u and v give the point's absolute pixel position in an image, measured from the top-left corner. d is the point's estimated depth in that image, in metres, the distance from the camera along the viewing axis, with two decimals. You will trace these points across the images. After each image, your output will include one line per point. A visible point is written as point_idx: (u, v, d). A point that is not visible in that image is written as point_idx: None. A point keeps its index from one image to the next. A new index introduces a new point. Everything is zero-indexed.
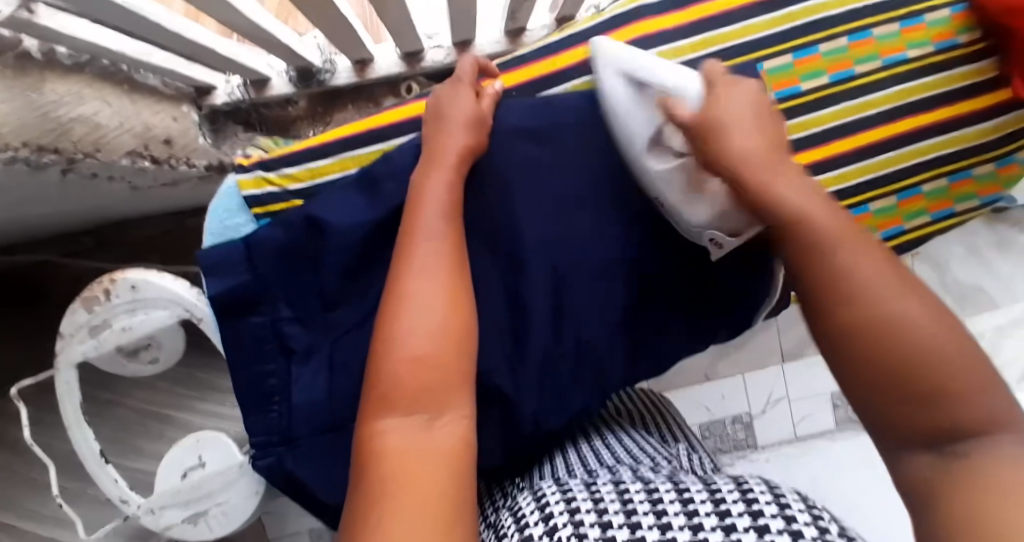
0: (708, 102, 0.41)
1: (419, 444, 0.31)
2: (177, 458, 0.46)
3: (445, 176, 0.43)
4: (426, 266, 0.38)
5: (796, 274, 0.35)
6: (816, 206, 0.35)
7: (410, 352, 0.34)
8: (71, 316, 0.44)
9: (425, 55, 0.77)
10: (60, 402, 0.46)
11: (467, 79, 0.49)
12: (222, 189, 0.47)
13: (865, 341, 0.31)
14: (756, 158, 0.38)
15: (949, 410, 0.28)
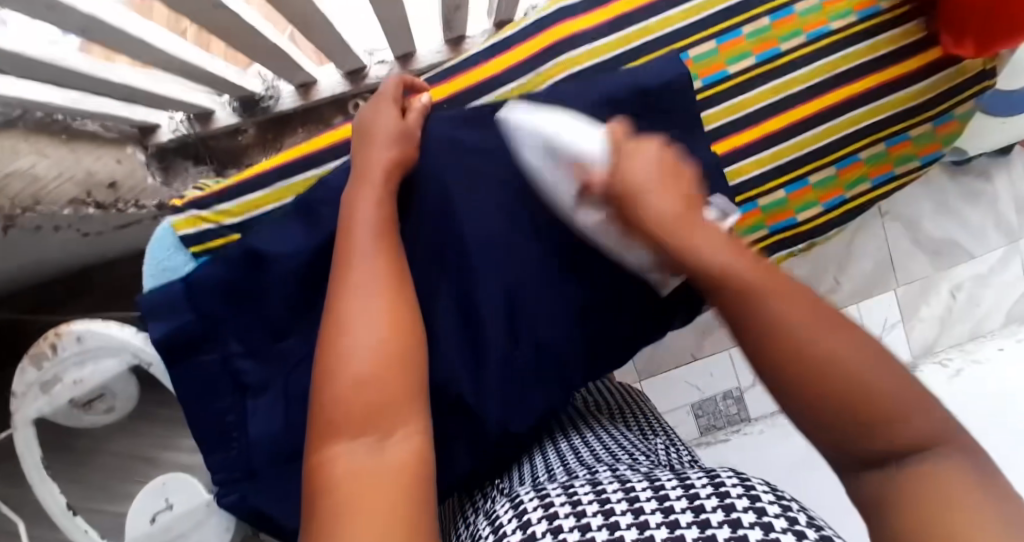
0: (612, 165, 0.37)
1: (375, 463, 0.32)
2: (145, 504, 0.46)
3: (373, 196, 0.43)
4: (366, 287, 0.39)
5: (726, 318, 0.32)
6: (732, 254, 0.32)
7: (354, 374, 0.35)
8: (21, 375, 0.45)
9: (369, 71, 0.77)
10: (21, 460, 0.46)
11: (387, 99, 0.49)
12: (157, 232, 0.46)
13: (805, 385, 0.29)
14: (672, 213, 0.34)
15: (899, 436, 0.27)
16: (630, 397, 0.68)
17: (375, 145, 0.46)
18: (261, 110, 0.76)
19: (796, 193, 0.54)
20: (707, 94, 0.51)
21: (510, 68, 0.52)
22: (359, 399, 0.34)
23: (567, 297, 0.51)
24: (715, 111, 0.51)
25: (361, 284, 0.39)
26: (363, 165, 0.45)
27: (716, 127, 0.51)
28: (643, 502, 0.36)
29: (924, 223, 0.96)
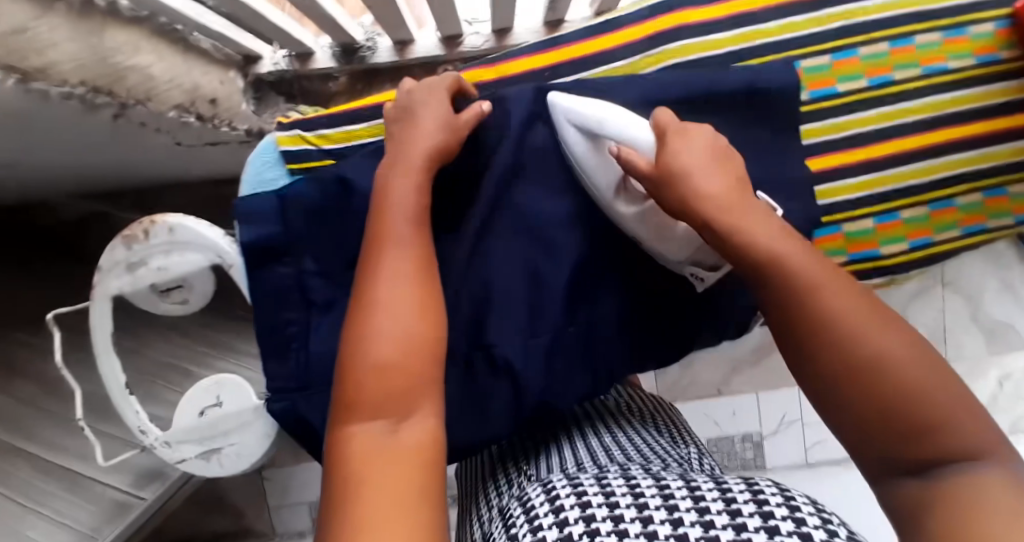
0: (666, 152, 0.39)
1: (385, 449, 0.32)
2: (197, 396, 0.48)
3: (413, 180, 0.41)
4: (399, 274, 0.37)
5: (772, 310, 0.34)
6: (786, 246, 0.34)
7: (377, 360, 0.34)
8: (110, 252, 0.46)
9: (464, 40, 0.78)
10: (92, 331, 0.48)
11: (437, 83, 0.47)
12: (262, 144, 0.48)
13: (852, 379, 0.30)
14: (725, 197, 0.37)
15: (932, 441, 0.28)
16: (661, 406, 0.67)
17: (422, 124, 0.44)
18: (357, 59, 0.79)
19: (886, 225, 0.52)
20: (813, 108, 0.50)
21: (617, 47, 0.52)
22: (377, 387, 0.34)
23: (625, 288, 0.50)
24: (818, 126, 0.50)
25: (391, 268, 0.37)
26: (405, 145, 0.43)
27: (815, 141, 0.50)
28: (679, 507, 0.36)
29: (988, 298, 0.93)
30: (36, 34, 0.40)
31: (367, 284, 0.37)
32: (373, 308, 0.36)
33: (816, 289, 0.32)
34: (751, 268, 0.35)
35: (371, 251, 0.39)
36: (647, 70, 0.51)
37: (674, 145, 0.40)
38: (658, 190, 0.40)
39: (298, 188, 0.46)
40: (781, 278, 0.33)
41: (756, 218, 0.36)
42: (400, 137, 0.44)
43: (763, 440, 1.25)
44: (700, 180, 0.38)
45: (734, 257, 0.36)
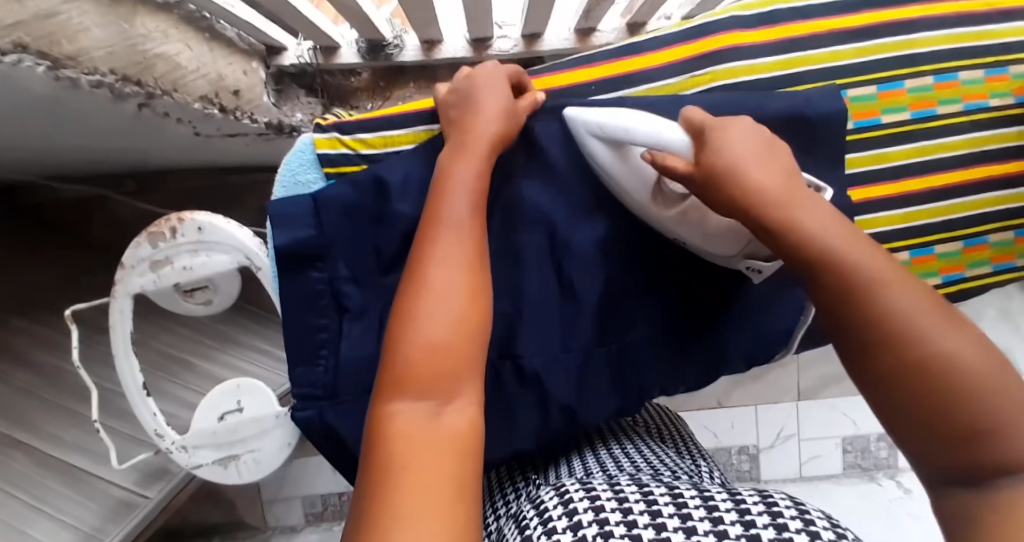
0: (714, 137, 0.37)
1: (434, 435, 0.29)
2: (216, 400, 0.47)
3: (475, 166, 0.39)
4: (450, 256, 0.34)
5: (828, 307, 0.33)
6: (843, 240, 0.32)
7: (426, 339, 0.31)
8: (135, 249, 0.45)
9: (493, 43, 0.78)
10: (111, 329, 0.47)
11: (490, 75, 0.45)
12: (296, 145, 0.47)
13: (914, 382, 0.29)
14: (774, 186, 0.35)
15: (991, 445, 0.27)
16: (668, 415, 0.66)
17: (482, 114, 0.42)
18: (383, 56, 0.77)
19: (920, 259, 0.52)
20: (856, 138, 0.49)
21: (665, 65, 0.50)
22: (427, 370, 0.31)
23: (650, 303, 0.50)
24: (859, 156, 0.50)
25: (446, 248, 0.35)
26: (471, 134, 0.41)
27: (858, 173, 0.50)
28: (693, 516, 0.36)
29: (991, 327, 0.94)
30: (68, 18, 0.39)
31: (421, 264, 0.34)
32: (430, 287, 0.33)
33: (877, 285, 0.31)
34: (804, 263, 0.33)
35: (423, 233, 0.36)
36: (698, 88, 0.50)
37: (719, 135, 0.37)
38: (698, 183, 0.37)
39: (334, 190, 0.44)
40: (838, 275, 0.31)
41: (811, 209, 0.34)
42: (465, 128, 0.42)
43: (760, 454, 1.25)
44: (749, 165, 0.35)
45: (784, 251, 0.34)
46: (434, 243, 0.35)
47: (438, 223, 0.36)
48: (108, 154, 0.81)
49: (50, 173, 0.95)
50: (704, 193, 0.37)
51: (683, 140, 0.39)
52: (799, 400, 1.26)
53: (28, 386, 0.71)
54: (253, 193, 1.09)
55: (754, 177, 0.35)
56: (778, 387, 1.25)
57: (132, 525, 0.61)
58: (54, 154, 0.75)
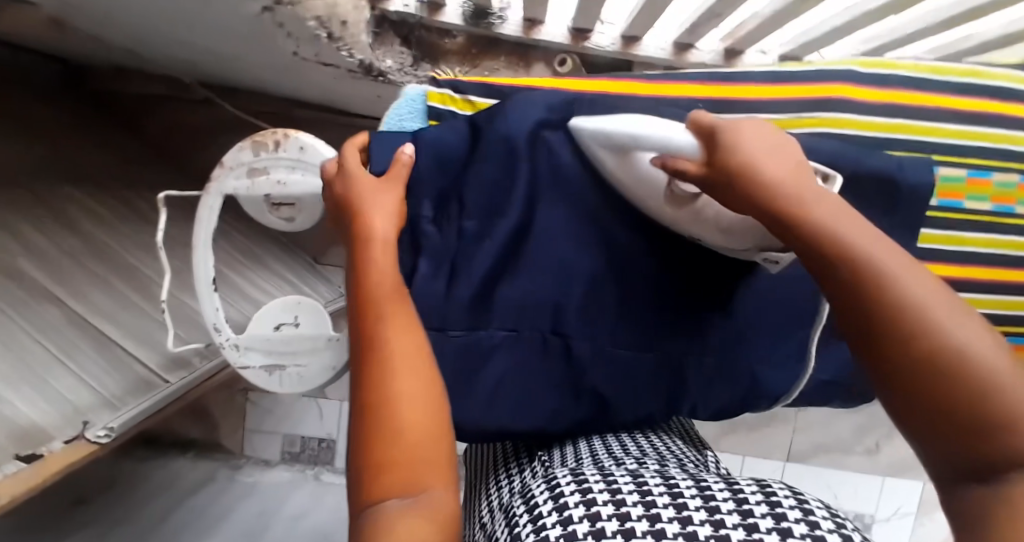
0: (727, 135, 0.35)
1: (429, 518, 0.32)
2: (275, 311, 0.48)
3: (390, 265, 0.40)
4: (400, 366, 0.36)
5: (849, 315, 0.31)
6: (859, 237, 0.31)
7: (393, 451, 0.34)
8: (237, 152, 0.46)
9: (593, 36, 0.79)
10: (196, 223, 0.47)
11: (360, 175, 0.43)
12: (408, 93, 0.48)
13: (953, 381, 0.28)
14: (783, 179, 0.34)
15: (1005, 445, 0.27)
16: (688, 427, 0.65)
17: (372, 216, 0.41)
18: (484, 24, 0.78)
19: None
20: (935, 215, 0.51)
21: (782, 99, 0.48)
22: (394, 478, 0.33)
23: (698, 311, 0.49)
24: (936, 234, 0.51)
25: (384, 356, 0.36)
26: (365, 236, 0.40)
27: (928, 249, 0.51)
28: (689, 505, 0.36)
29: None
30: None
31: (374, 374, 0.36)
32: (389, 398, 0.35)
33: (889, 280, 0.30)
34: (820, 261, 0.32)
35: (364, 352, 0.37)
36: (799, 130, 0.48)
37: (736, 135, 0.35)
38: (714, 182, 0.36)
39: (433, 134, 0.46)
40: (853, 278, 0.30)
41: (820, 203, 0.33)
42: (357, 232, 0.41)
43: None
44: (762, 163, 0.34)
45: (800, 247, 0.33)
46: (371, 356, 0.37)
47: (372, 341, 0.37)
48: (194, 57, 0.83)
49: (128, 59, 0.98)
50: (721, 193, 0.36)
51: (691, 141, 0.37)
52: (787, 460, 1.31)
53: (72, 252, 0.74)
54: (313, 128, 1.15)
55: (774, 178, 0.33)
56: (769, 442, 1.31)
57: (153, 400, 0.64)
58: (144, 41, 0.77)
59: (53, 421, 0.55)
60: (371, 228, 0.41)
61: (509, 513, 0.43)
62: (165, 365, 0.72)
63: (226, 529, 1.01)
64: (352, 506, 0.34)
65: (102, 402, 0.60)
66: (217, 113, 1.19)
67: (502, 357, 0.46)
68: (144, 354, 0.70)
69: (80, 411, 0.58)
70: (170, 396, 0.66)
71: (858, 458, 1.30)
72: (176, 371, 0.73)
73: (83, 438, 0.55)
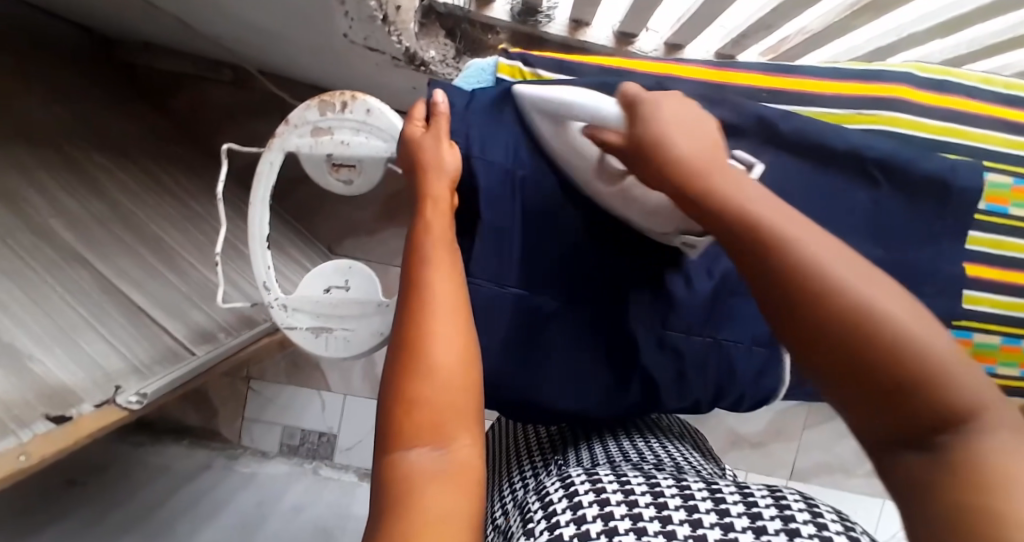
0: (639, 109, 0.35)
1: (442, 472, 0.32)
2: (327, 272, 0.48)
3: (441, 224, 0.40)
4: (443, 314, 0.36)
5: (762, 283, 0.30)
6: (757, 202, 0.30)
7: (413, 392, 0.34)
8: (304, 111, 0.47)
9: (637, 40, 0.81)
10: (256, 179, 0.48)
11: (414, 131, 0.44)
12: (480, 64, 0.51)
13: (865, 335, 0.26)
14: (689, 148, 0.33)
15: (924, 402, 0.25)
16: (694, 435, 0.65)
17: (429, 173, 0.42)
18: (531, 21, 0.80)
19: (1009, 347, 0.54)
20: (983, 217, 0.51)
21: (836, 93, 0.50)
22: (411, 423, 0.34)
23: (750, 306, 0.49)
24: (983, 236, 0.51)
25: (422, 303, 0.36)
26: (422, 195, 0.41)
27: (975, 250, 0.51)
28: (699, 507, 0.35)
29: None
30: None
31: (412, 324, 0.36)
32: (422, 344, 0.35)
33: (795, 246, 0.28)
34: (730, 233, 0.31)
35: (405, 297, 0.38)
36: (851, 126, 0.50)
37: (648, 111, 0.35)
38: (627, 155, 0.36)
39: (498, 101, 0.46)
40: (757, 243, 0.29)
41: (724, 174, 0.32)
42: (417, 191, 0.42)
43: None
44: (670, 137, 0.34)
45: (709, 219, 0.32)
46: (414, 303, 0.37)
47: (414, 286, 0.37)
48: (239, 35, 0.84)
49: (167, 36, 0.98)
50: (637, 169, 0.35)
51: (615, 111, 0.37)
52: (789, 477, 1.31)
53: (100, 217, 0.73)
54: None
55: (678, 153, 0.33)
56: (773, 460, 1.31)
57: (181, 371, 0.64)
58: (192, 14, 0.78)
59: (83, 382, 0.53)
60: (426, 186, 0.41)
61: (523, 508, 0.42)
62: (192, 338, 0.72)
63: (223, 518, 0.98)
64: (377, 446, 0.35)
65: (133, 368, 0.60)
66: (247, 98, 1.20)
67: (557, 328, 0.47)
68: (172, 325, 0.70)
69: (111, 376, 0.57)
70: (195, 369, 0.66)
71: (861, 482, 1.30)
72: (203, 344, 0.73)
73: (112, 404, 0.54)
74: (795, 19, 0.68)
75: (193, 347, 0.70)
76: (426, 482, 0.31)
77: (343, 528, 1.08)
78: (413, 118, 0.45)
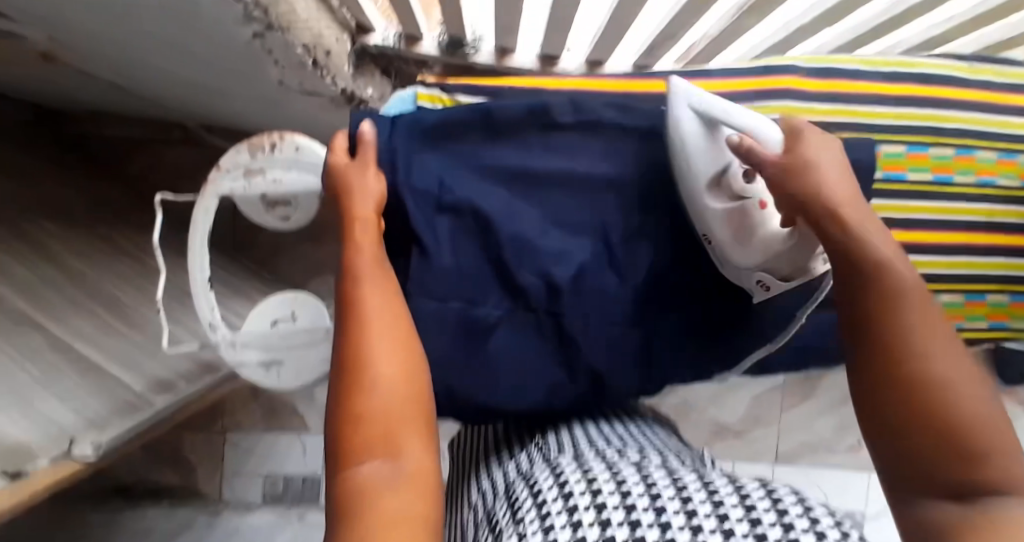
0: (801, 153, 0.41)
1: (393, 478, 0.33)
2: (271, 307, 0.50)
3: (371, 245, 0.43)
4: (382, 328, 0.39)
5: (864, 313, 0.37)
6: (896, 259, 0.37)
7: (366, 404, 0.36)
8: (235, 154, 0.49)
9: (559, 61, 0.86)
10: (194, 223, 0.50)
11: (337, 159, 0.46)
12: (402, 94, 0.54)
13: (922, 390, 0.34)
14: (842, 197, 0.39)
15: (971, 471, 0.33)
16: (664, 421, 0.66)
17: (353, 197, 0.45)
18: (460, 52, 0.86)
19: None
20: (883, 185, 0.56)
21: (730, 91, 0.55)
22: (362, 434, 0.35)
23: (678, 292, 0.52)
24: (884, 203, 0.56)
25: (366, 324, 0.39)
26: (348, 217, 0.44)
27: (879, 216, 0.56)
28: (689, 488, 0.34)
29: None
30: None
31: (353, 346, 0.38)
32: (363, 360, 0.37)
33: (903, 301, 0.36)
34: (856, 271, 0.38)
35: (345, 316, 0.40)
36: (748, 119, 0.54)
37: (804, 153, 0.41)
38: (774, 180, 0.41)
39: (419, 124, 0.49)
40: (884, 290, 0.36)
41: (868, 227, 0.38)
42: (343, 214, 0.45)
43: None
44: (824, 177, 0.40)
45: (837, 253, 0.38)
46: (354, 319, 0.39)
47: (351, 307, 0.40)
48: (179, 92, 0.87)
49: (112, 100, 1.01)
50: (780, 192, 0.41)
51: (776, 142, 0.42)
52: (774, 462, 1.33)
53: (51, 281, 0.73)
54: None
55: (831, 196, 0.39)
56: (756, 448, 1.33)
57: (134, 423, 0.64)
58: (130, 76, 0.80)
59: (37, 440, 0.54)
60: (352, 209, 0.44)
61: (510, 496, 0.42)
62: (151, 389, 0.72)
63: None
64: (327, 461, 0.36)
65: (88, 424, 0.60)
66: (197, 152, 1.22)
67: (498, 333, 0.49)
68: (129, 378, 0.71)
69: (65, 432, 0.57)
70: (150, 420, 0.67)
71: (842, 458, 1.33)
72: (161, 393, 0.74)
73: (70, 456, 0.55)
74: (696, 27, 0.73)
75: (151, 397, 0.71)
76: (381, 489, 0.33)
77: None
78: (335, 149, 0.47)
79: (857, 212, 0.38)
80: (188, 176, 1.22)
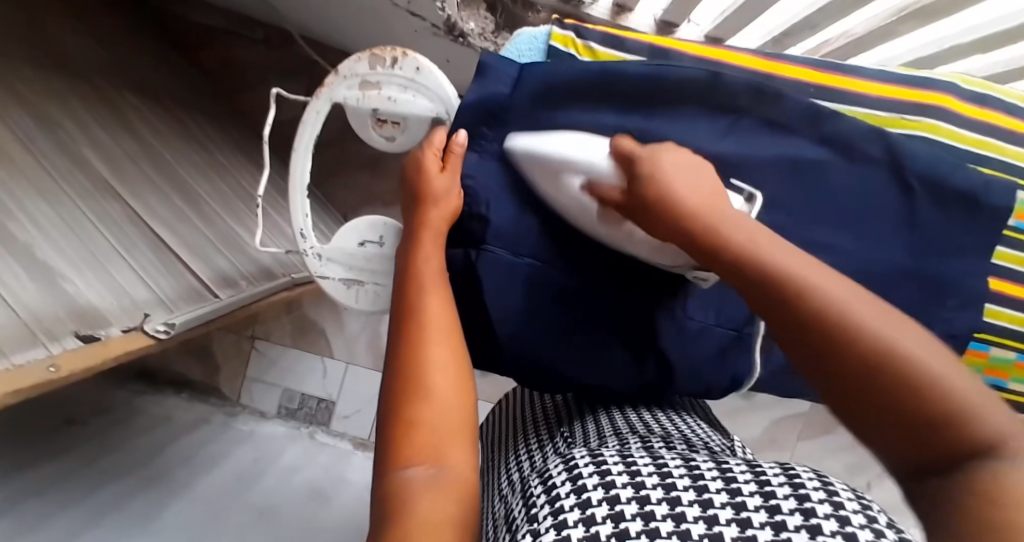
0: (646, 163, 0.37)
1: (437, 487, 0.31)
2: (362, 228, 0.48)
3: (434, 249, 0.43)
4: (435, 336, 0.37)
5: (772, 321, 0.30)
6: (774, 252, 0.31)
7: (412, 412, 0.33)
8: (354, 62, 0.47)
9: (678, 30, 0.81)
10: (302, 125, 0.48)
11: (427, 158, 0.46)
12: (533, 31, 0.51)
13: (872, 368, 0.26)
14: (696, 198, 0.34)
15: (953, 438, 0.24)
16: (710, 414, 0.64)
17: (431, 202, 0.44)
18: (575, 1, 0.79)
19: None
20: (1013, 235, 0.49)
21: (881, 96, 0.50)
22: (410, 442, 0.32)
23: None
24: (1012, 253, 0.50)
25: (419, 325, 0.38)
26: (419, 223, 0.44)
27: (1002, 265, 0.50)
28: (705, 476, 0.31)
29: None
30: None
31: (409, 350, 0.36)
32: (417, 367, 0.35)
33: (808, 286, 0.29)
34: (742, 284, 0.31)
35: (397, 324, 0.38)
36: (889, 130, 0.50)
37: (652, 164, 0.37)
38: (632, 208, 0.37)
39: (547, 69, 0.46)
40: (782, 288, 0.29)
41: (728, 221, 0.33)
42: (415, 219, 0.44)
43: None
44: (678, 188, 0.35)
45: (725, 269, 0.32)
46: (414, 322, 0.38)
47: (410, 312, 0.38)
48: None
49: None
50: (645, 221, 0.37)
51: (608, 164, 0.40)
52: None
53: (131, 154, 0.73)
54: None
55: (682, 203, 0.34)
56: None
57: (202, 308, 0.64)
58: None
59: (111, 307, 0.54)
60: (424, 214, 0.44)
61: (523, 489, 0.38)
62: (215, 281, 0.72)
63: (220, 469, 0.99)
64: (375, 472, 0.33)
65: (158, 302, 0.61)
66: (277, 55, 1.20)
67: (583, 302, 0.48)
68: (197, 264, 0.71)
69: (137, 305, 0.57)
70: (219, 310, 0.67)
71: None
72: (225, 288, 0.74)
73: (140, 329, 0.54)
74: (840, 22, 0.68)
75: (216, 290, 0.71)
76: (427, 495, 0.30)
77: (336, 491, 1.07)
78: (431, 146, 0.47)
79: (704, 210, 0.33)
80: (263, 78, 1.20)
